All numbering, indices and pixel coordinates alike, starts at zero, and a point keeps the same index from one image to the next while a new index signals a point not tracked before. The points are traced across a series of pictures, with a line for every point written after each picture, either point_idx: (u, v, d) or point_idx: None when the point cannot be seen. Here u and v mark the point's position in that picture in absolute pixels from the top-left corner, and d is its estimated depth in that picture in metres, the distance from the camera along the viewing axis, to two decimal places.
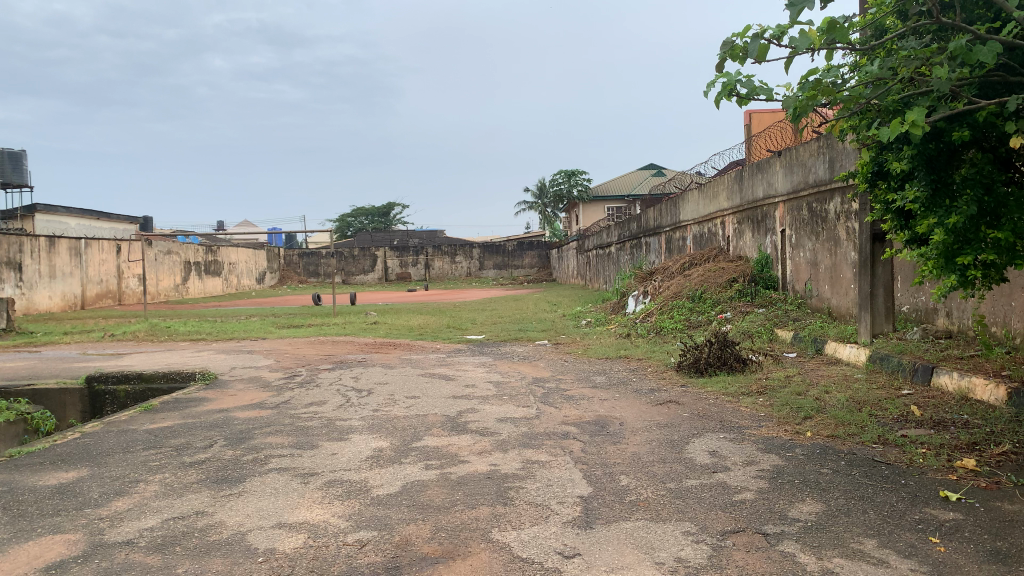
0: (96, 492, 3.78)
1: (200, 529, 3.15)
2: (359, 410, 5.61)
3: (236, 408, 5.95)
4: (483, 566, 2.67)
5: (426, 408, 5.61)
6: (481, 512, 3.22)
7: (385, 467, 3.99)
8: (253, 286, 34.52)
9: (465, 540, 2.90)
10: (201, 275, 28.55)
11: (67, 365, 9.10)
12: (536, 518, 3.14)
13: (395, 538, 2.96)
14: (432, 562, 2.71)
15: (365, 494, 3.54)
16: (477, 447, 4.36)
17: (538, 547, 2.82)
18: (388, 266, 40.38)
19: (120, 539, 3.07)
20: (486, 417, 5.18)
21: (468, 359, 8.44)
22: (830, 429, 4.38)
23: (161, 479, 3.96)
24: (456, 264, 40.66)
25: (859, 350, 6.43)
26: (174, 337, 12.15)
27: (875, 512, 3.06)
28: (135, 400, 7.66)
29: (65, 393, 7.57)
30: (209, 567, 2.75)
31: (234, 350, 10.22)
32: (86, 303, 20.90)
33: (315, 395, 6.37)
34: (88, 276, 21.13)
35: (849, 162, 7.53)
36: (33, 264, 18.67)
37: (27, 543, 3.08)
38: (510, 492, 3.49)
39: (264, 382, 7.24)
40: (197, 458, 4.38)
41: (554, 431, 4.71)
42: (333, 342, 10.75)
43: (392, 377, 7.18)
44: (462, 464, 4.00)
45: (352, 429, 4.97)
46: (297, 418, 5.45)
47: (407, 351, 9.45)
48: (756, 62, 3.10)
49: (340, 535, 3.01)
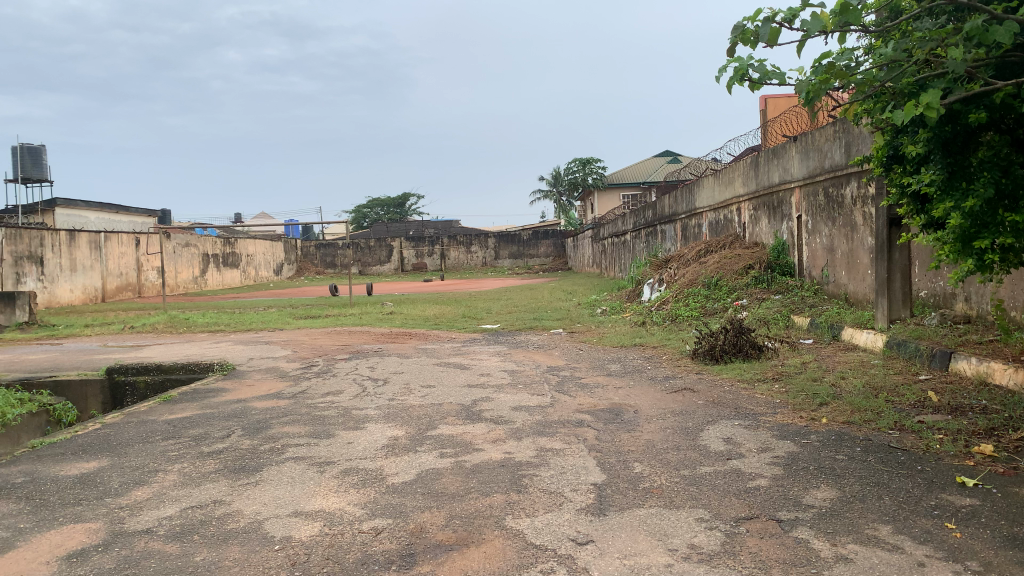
0: (116, 482, 3.82)
1: (218, 518, 3.19)
2: (375, 400, 5.64)
3: (254, 398, 6.01)
4: (497, 552, 2.69)
5: (442, 397, 5.63)
6: (495, 499, 3.24)
7: (401, 456, 4.01)
8: (270, 277, 34.68)
9: (479, 528, 2.92)
10: (219, 267, 28.75)
11: (88, 356, 9.22)
12: (550, 505, 3.15)
13: (409, 526, 2.98)
14: (446, 550, 2.73)
15: (381, 482, 3.56)
16: (492, 435, 4.38)
17: (552, 534, 2.83)
18: (404, 256, 40.51)
19: (140, 527, 3.12)
20: (501, 406, 5.20)
21: (484, 348, 8.47)
22: (846, 415, 4.36)
23: (180, 469, 4.00)
24: (472, 254, 40.65)
25: (876, 336, 6.38)
26: (192, 329, 12.26)
27: (890, 498, 3.04)
28: (154, 391, 7.75)
29: (86, 384, 7.66)
30: (227, 555, 2.79)
31: (251, 340, 10.31)
32: (106, 296, 21.12)
33: (332, 385, 6.41)
34: (108, 269, 21.33)
35: (866, 146, 7.45)
36: (53, 258, 18.87)
37: (49, 532, 3.13)
38: (525, 480, 3.50)
39: (281, 372, 7.30)
40: (216, 448, 4.42)
41: (569, 419, 4.72)
42: (348, 332, 10.82)
43: (407, 366, 7.22)
44: (477, 451, 4.02)
45: (368, 418, 5.01)
46: (314, 407, 5.49)
47: (423, 340, 9.50)
48: (767, 46, 3.07)
49: (355, 523, 3.03)
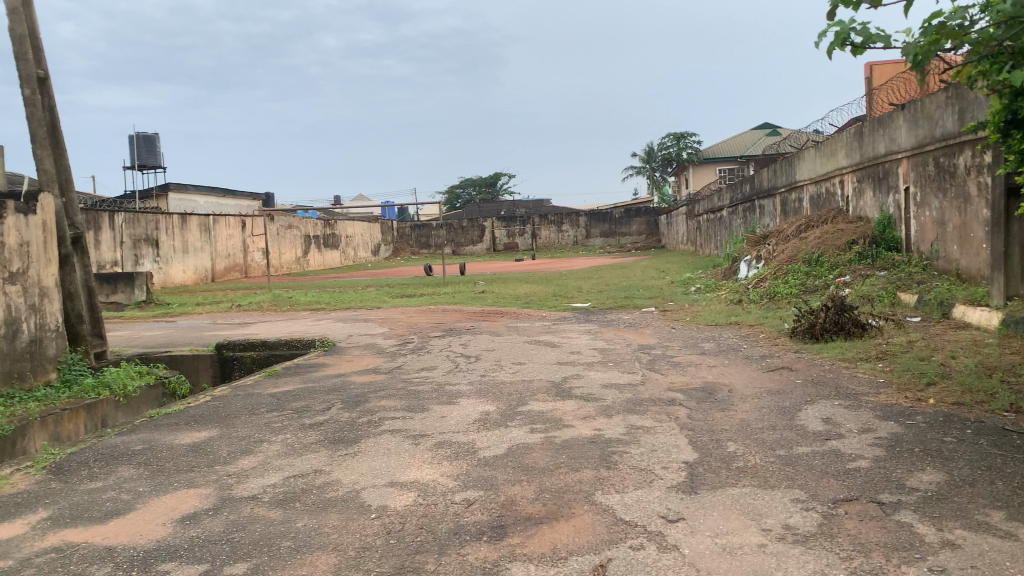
0: (225, 451, 4.04)
1: (318, 486, 3.32)
2: (467, 376, 5.74)
3: (352, 373, 6.21)
4: (586, 527, 2.70)
5: (533, 374, 5.67)
6: (585, 475, 3.25)
7: (492, 430, 4.07)
8: (367, 258, 35.63)
9: (569, 502, 2.94)
10: (319, 248, 29.74)
11: (200, 333, 9.74)
12: (640, 482, 3.13)
13: (500, 499, 3.03)
14: (536, 523, 2.76)
15: (473, 455, 3.63)
16: (582, 412, 4.38)
17: (642, 510, 2.82)
18: (496, 236, 40.82)
19: (247, 494, 3.29)
20: (591, 383, 5.20)
21: (575, 327, 8.47)
22: (956, 396, 4.14)
23: (283, 439, 4.18)
24: (564, 233, 40.57)
25: (991, 314, 6.02)
26: (295, 307, 12.76)
27: (1004, 483, 2.88)
28: (260, 365, 8.13)
29: (198, 359, 8.02)
30: (327, 521, 2.91)
31: (349, 318, 10.65)
32: (215, 276, 22.20)
33: (426, 361, 6.56)
34: (217, 251, 22.40)
35: (981, 112, 6.99)
36: (167, 241, 19.96)
37: (165, 496, 3.34)
38: (614, 456, 3.49)
39: (377, 348, 7.52)
40: (316, 420, 4.60)
41: (660, 397, 4.68)
42: (442, 310, 11.03)
43: (498, 344, 7.31)
44: (567, 427, 4.04)
45: (461, 394, 5.10)
46: (408, 383, 5.64)
47: (514, 319, 9.59)
48: (871, 7, 2.92)
49: (448, 494, 3.10)
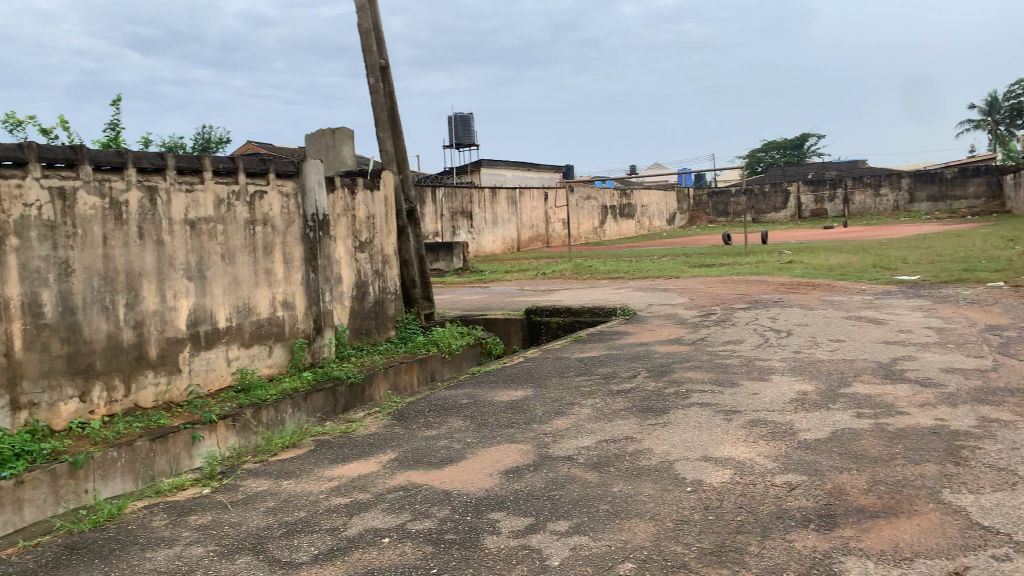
0: (541, 410, 4.25)
1: (631, 453, 3.35)
2: (779, 351, 5.44)
3: (657, 342, 6.19)
4: (933, 528, 2.40)
5: (855, 353, 5.21)
6: (928, 469, 2.89)
7: (812, 411, 3.80)
8: (663, 227, 35.44)
9: (910, 498, 2.63)
10: (616, 218, 30.20)
11: (511, 299, 10.38)
12: (999, 483, 2.71)
13: (827, 486, 2.80)
14: (871, 517, 2.51)
15: (792, 436, 3.42)
16: (918, 398, 3.92)
17: (1005, 517, 2.44)
18: (802, 202, 38.31)
19: (563, 454, 3.42)
20: (927, 367, 4.63)
21: (902, 302, 7.63)
22: None
23: (594, 404, 4.30)
24: (881, 198, 36.84)
25: None
26: (597, 276, 13.08)
27: None
28: (566, 331, 8.45)
29: (510, 323, 8.59)
30: (642, 489, 2.91)
31: (650, 288, 10.66)
32: (521, 246, 23.55)
33: (733, 334, 6.33)
34: (523, 222, 23.71)
35: None
36: (480, 213, 21.55)
37: (490, 448, 3.59)
38: (964, 452, 3.06)
39: (681, 319, 7.43)
40: (625, 388, 4.65)
41: (1019, 387, 4.02)
42: (746, 281, 10.60)
43: (812, 319, 6.82)
44: (901, 415, 3.64)
45: (773, 370, 4.84)
46: (716, 355, 5.48)
47: (828, 291, 8.90)
48: None
49: (767, 475, 2.95)
